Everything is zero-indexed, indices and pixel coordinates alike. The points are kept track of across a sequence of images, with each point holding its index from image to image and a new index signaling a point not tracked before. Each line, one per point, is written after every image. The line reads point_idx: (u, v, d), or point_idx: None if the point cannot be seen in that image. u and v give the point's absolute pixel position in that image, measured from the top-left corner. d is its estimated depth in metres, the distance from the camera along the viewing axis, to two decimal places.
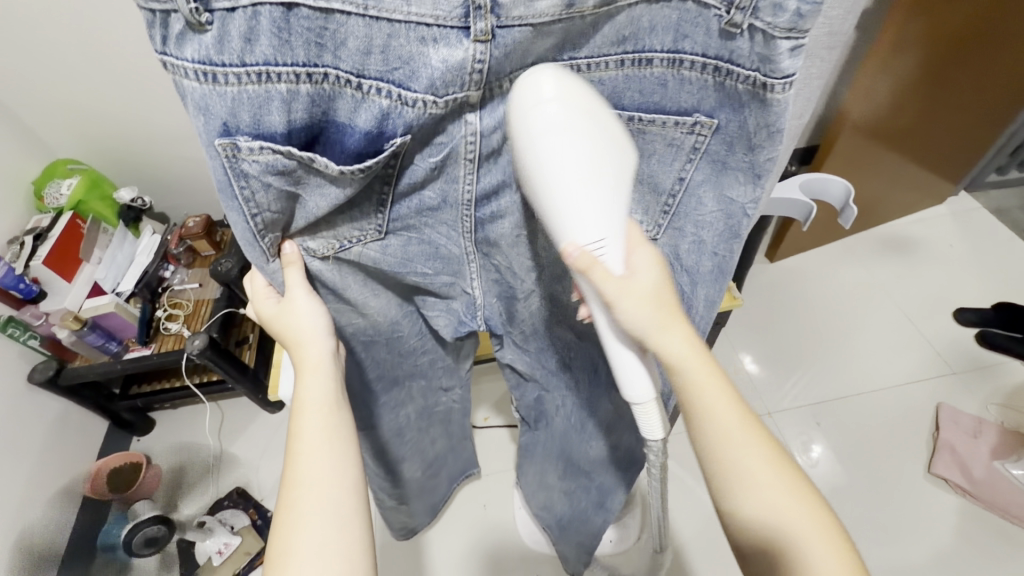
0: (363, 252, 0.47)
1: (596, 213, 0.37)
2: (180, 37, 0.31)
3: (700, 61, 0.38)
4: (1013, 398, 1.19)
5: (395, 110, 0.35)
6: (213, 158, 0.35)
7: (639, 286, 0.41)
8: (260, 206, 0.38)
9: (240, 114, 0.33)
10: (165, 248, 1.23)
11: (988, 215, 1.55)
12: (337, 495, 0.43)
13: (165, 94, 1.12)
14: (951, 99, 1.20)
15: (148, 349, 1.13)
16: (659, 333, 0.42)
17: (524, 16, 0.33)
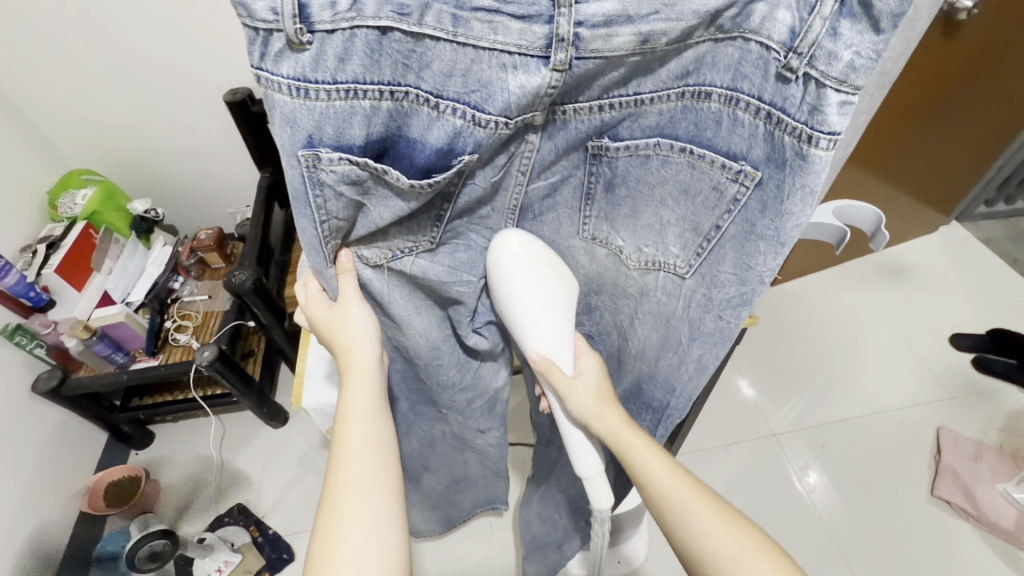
0: (413, 264, 0.50)
1: (550, 334, 0.52)
2: (278, 54, 0.34)
3: (754, 104, 0.37)
4: (1010, 422, 1.22)
5: (467, 129, 0.38)
6: (293, 168, 0.38)
7: (585, 382, 0.54)
8: (330, 213, 0.41)
9: (324, 127, 0.36)
10: (176, 260, 1.23)
11: (978, 244, 1.60)
12: (378, 502, 0.46)
13: (186, 110, 1.15)
14: (944, 133, 1.25)
15: (155, 360, 1.13)
16: (599, 419, 0.52)
17: (600, 49, 0.36)
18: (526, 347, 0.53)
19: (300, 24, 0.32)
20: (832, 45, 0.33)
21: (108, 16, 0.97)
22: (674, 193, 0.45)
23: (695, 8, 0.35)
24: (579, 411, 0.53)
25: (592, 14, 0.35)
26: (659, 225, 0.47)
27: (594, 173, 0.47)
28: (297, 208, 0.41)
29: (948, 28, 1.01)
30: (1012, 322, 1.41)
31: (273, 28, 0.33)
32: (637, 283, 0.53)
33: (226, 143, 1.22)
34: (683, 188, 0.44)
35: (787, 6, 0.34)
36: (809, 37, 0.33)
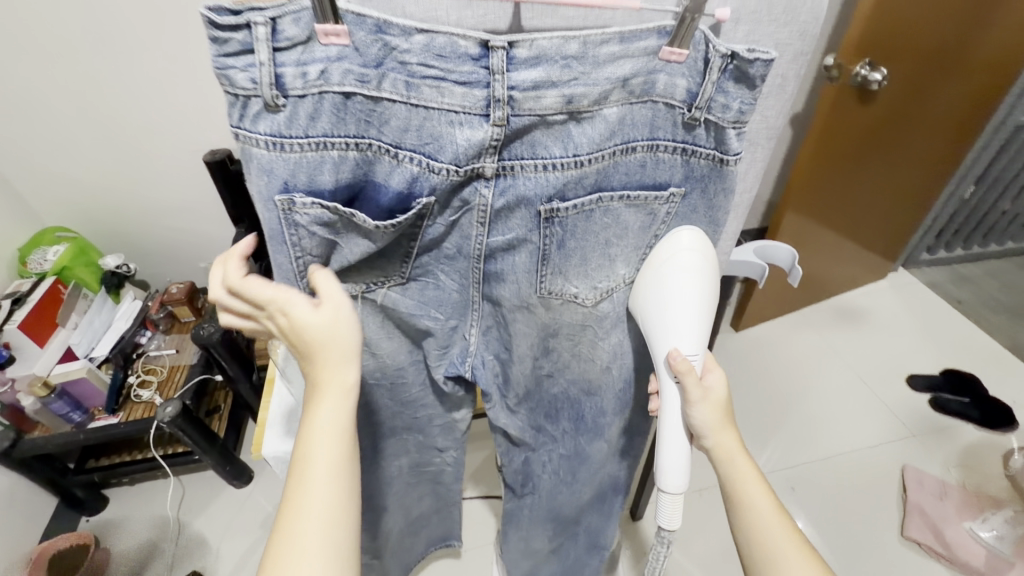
0: (385, 296, 0.52)
1: (690, 331, 0.49)
2: (255, 115, 0.38)
3: (671, 145, 0.45)
4: (970, 458, 1.25)
5: (423, 175, 0.42)
6: (270, 211, 0.42)
7: (713, 395, 0.51)
8: (304, 249, 0.45)
9: (298, 175, 0.41)
10: (145, 314, 1.24)
11: (924, 288, 1.70)
12: (339, 533, 0.41)
13: (165, 169, 1.19)
14: (874, 186, 1.37)
15: (115, 417, 1.11)
16: (717, 432, 0.51)
17: (532, 108, 0.40)
18: (666, 347, 0.50)
19: (275, 91, 0.37)
20: (724, 99, 0.42)
21: (96, 84, 1.03)
22: (617, 232, 0.49)
23: (608, 75, 0.40)
24: (699, 421, 0.51)
25: (523, 81, 0.39)
26: (607, 261, 0.50)
27: (547, 235, 0.48)
28: (275, 243, 0.45)
29: (867, 99, 1.12)
30: (961, 361, 1.48)
31: (252, 94, 0.38)
32: (591, 315, 0.55)
33: (203, 201, 1.26)
34: (624, 226, 0.48)
35: (683, 73, 0.41)
36: (706, 94, 0.42)
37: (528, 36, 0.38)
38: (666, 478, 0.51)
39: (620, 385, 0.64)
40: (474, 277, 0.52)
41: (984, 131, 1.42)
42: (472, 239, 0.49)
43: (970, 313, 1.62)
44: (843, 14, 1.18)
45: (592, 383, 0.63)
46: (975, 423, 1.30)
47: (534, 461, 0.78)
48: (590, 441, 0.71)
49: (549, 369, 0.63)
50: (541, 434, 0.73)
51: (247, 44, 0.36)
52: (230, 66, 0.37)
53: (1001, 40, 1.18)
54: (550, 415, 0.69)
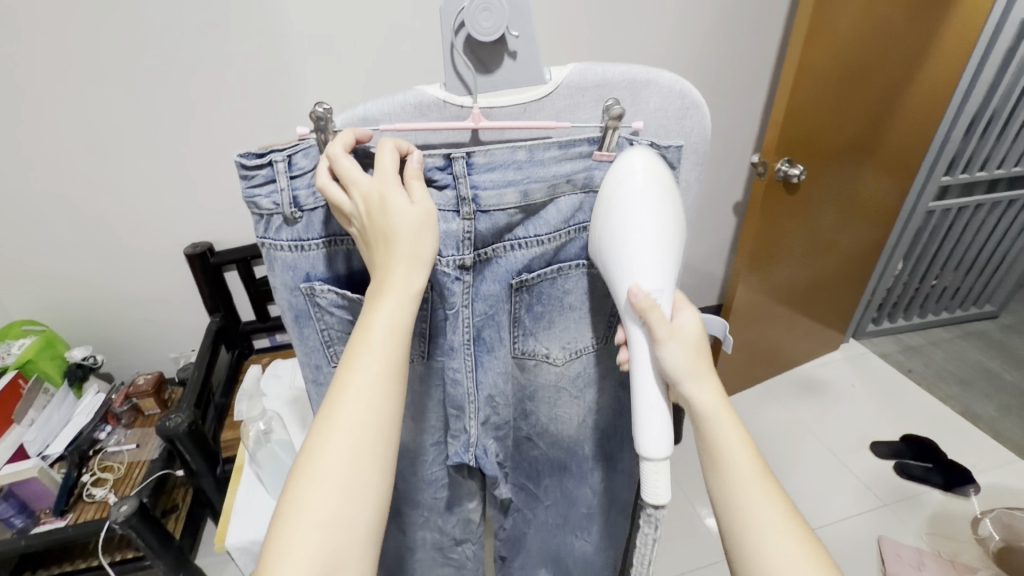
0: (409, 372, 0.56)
1: (657, 267, 0.45)
2: (276, 227, 0.46)
3: None
4: (940, 525, 1.26)
5: None
6: (295, 300, 0.49)
7: (685, 334, 0.47)
8: (328, 324, 0.50)
9: (318, 267, 0.48)
10: (108, 407, 1.20)
11: (875, 357, 1.81)
12: (364, 476, 0.38)
13: (144, 263, 1.22)
14: (812, 265, 1.51)
15: (62, 520, 1.04)
16: (695, 382, 0.47)
17: (495, 204, 0.47)
18: (625, 284, 0.46)
19: (293, 207, 0.45)
20: None
21: (83, 185, 1.08)
22: (583, 298, 0.55)
23: (554, 172, 0.48)
24: (671, 363, 0.46)
25: (485, 181, 0.47)
26: (572, 325, 0.56)
27: (517, 303, 0.53)
28: (302, 323, 0.50)
29: (791, 190, 1.28)
30: (917, 427, 1.54)
31: (273, 213, 0.45)
32: (563, 375, 0.59)
33: (180, 291, 1.28)
34: (587, 292, 0.55)
35: None
36: None
37: (483, 147, 0.46)
38: (644, 442, 0.46)
39: (597, 436, 0.67)
40: (467, 362, 0.53)
41: (905, 210, 1.60)
42: (460, 317, 0.51)
43: (920, 379, 1.71)
44: (765, 120, 1.37)
45: (569, 439, 0.66)
46: (940, 487, 1.33)
47: (520, 518, 0.73)
48: (571, 485, 0.70)
49: (527, 432, 0.65)
50: (526, 493, 0.71)
51: (269, 177, 0.44)
52: (257, 195, 0.45)
53: (899, 141, 1.38)
54: (532, 476, 0.69)
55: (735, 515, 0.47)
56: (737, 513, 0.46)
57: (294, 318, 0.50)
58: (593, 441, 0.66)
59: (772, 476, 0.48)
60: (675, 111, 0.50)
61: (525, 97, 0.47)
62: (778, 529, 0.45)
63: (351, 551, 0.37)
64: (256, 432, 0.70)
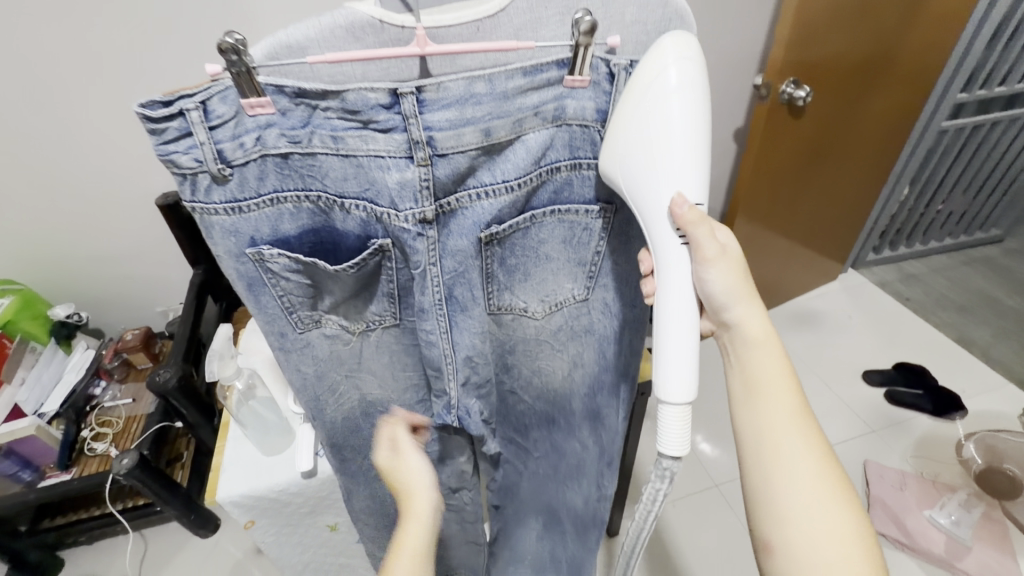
0: (384, 335, 0.54)
1: (695, 175, 0.43)
2: (206, 188, 0.41)
3: (592, 163, 0.48)
4: (926, 448, 1.30)
5: (373, 219, 0.45)
6: (243, 267, 0.45)
7: (727, 256, 0.48)
8: (285, 290, 0.47)
9: (263, 229, 0.44)
10: (99, 364, 1.19)
11: (873, 286, 1.79)
12: None
13: (115, 216, 1.16)
14: (814, 194, 1.45)
15: (68, 474, 1.07)
16: (740, 303, 0.49)
17: (453, 146, 0.42)
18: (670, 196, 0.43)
19: (220, 163, 0.40)
20: None
21: (29, 135, 0.99)
22: (559, 246, 0.52)
23: (519, 106, 0.42)
24: (715, 284, 0.47)
25: (440, 121, 0.41)
26: (550, 276, 0.53)
27: (488, 256, 0.49)
28: (257, 292, 0.47)
29: (796, 113, 1.19)
30: (910, 355, 1.55)
31: (198, 171, 0.40)
32: (543, 328, 0.57)
33: (157, 245, 1.23)
34: (565, 242, 0.51)
35: (589, 97, 0.44)
36: (614, 111, 0.44)
37: (434, 80, 0.40)
38: (668, 382, 0.45)
39: (586, 392, 0.64)
40: (441, 323, 0.50)
41: (914, 131, 1.51)
42: (428, 275, 0.47)
43: (917, 308, 1.70)
44: (775, 27, 1.24)
45: (555, 390, 0.64)
46: (928, 412, 1.36)
47: (511, 470, 0.76)
48: (560, 439, 0.71)
49: (511, 385, 0.64)
50: (514, 446, 0.73)
51: (183, 129, 0.38)
52: (172, 152, 0.39)
53: (916, 53, 1.27)
54: (519, 430, 0.71)
55: (768, 445, 0.48)
56: (769, 442, 0.48)
57: (247, 287, 0.47)
58: (582, 395, 0.64)
59: (810, 417, 0.49)
60: (656, 23, 0.43)
61: (477, 13, 0.40)
62: (812, 467, 0.47)
63: None
64: (237, 393, 0.68)
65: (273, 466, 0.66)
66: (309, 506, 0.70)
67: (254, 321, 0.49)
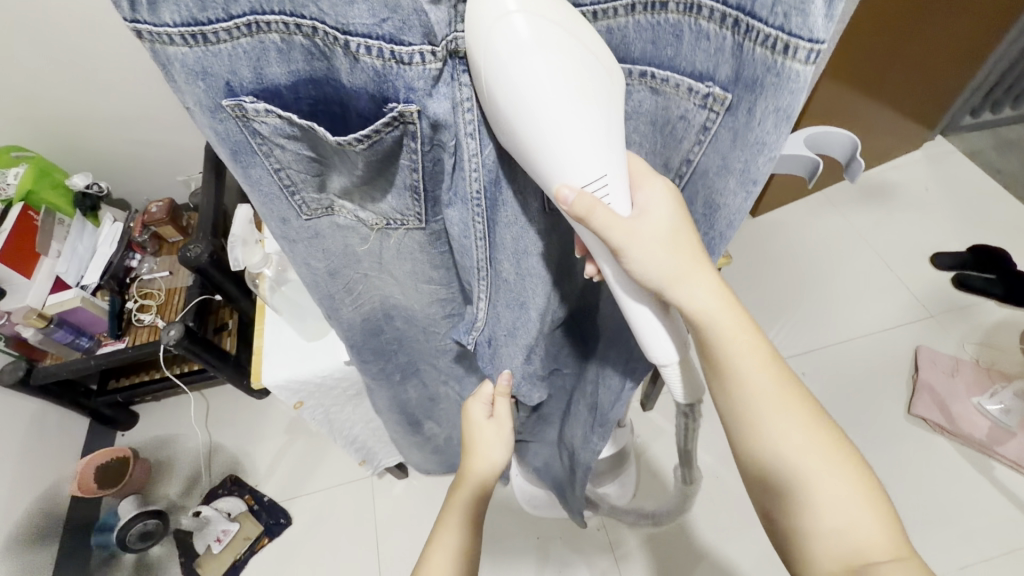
0: (406, 237, 0.46)
1: (583, 154, 0.32)
2: (153, 2, 0.30)
3: (717, 10, 0.32)
4: (989, 336, 1.23)
5: (391, 70, 0.33)
6: (224, 123, 0.36)
7: (652, 226, 0.36)
8: (281, 162, 0.39)
9: (241, 71, 0.34)
10: (130, 237, 1.17)
11: (963, 157, 1.56)
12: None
13: (111, 71, 1.04)
14: (925, 40, 1.18)
15: (122, 342, 1.10)
16: (679, 281, 0.37)
17: None
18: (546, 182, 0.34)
19: None
20: None
21: None
22: (641, 125, 0.41)
23: None
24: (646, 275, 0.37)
25: None
26: None
27: None
28: (245, 162, 0.39)
29: None
30: (992, 236, 1.39)
31: None
32: None
33: (163, 105, 1.12)
34: (651, 120, 0.40)
35: None
36: None
37: None
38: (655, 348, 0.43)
39: None
40: (477, 232, 0.40)
41: None
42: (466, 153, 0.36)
43: (1010, 182, 1.49)
44: None
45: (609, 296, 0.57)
46: (998, 299, 1.25)
47: None
48: None
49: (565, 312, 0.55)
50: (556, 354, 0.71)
51: None
52: None
53: None
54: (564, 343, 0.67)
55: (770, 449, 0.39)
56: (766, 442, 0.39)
57: (232, 154, 0.39)
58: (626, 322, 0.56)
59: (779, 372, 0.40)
60: None
61: None
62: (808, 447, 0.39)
63: None
64: (269, 280, 0.64)
65: (315, 350, 0.64)
66: (354, 388, 0.69)
67: (249, 201, 0.42)
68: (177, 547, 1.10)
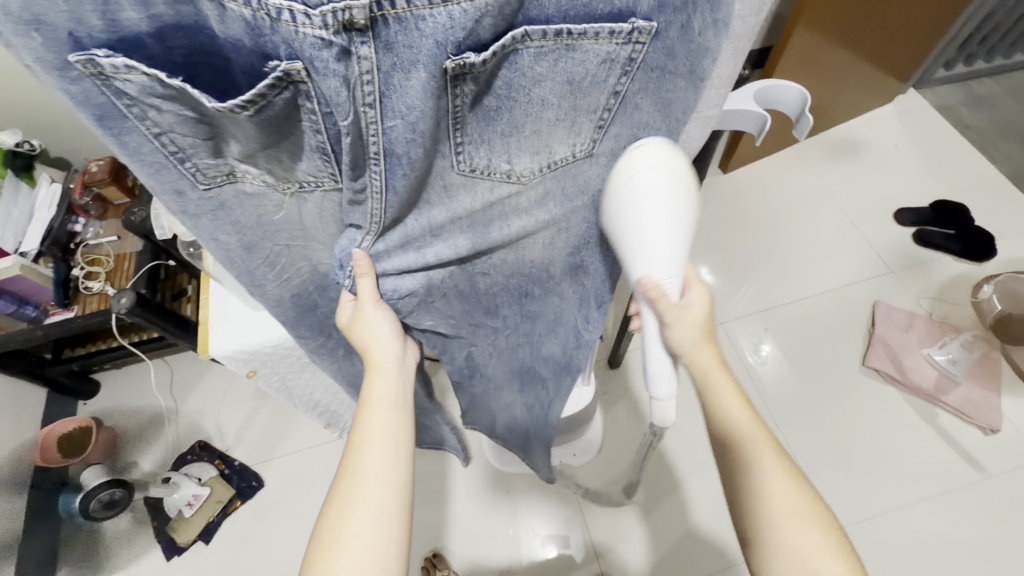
0: (324, 199, 0.43)
1: (665, 258, 0.44)
2: None
3: None
4: (945, 291, 1.26)
5: (260, 21, 0.30)
6: (76, 84, 0.31)
7: (690, 317, 0.49)
8: (162, 125, 0.34)
9: (89, 19, 0.29)
10: (70, 199, 1.10)
11: (933, 112, 1.56)
12: (382, 486, 0.47)
13: None
14: None
15: (70, 311, 1.04)
16: (694, 352, 0.50)
17: None
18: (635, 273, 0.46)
19: None
20: None
21: None
22: (557, 87, 0.38)
23: None
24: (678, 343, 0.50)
25: None
26: (543, 127, 0.40)
27: (457, 96, 0.35)
28: (117, 129, 0.34)
29: None
30: (955, 192, 1.41)
31: None
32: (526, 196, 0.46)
33: None
34: (565, 81, 0.37)
35: None
36: None
37: None
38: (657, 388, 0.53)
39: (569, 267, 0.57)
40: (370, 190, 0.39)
41: None
42: (366, 122, 0.33)
43: (976, 137, 1.50)
44: None
45: (532, 264, 0.56)
46: (954, 254, 1.29)
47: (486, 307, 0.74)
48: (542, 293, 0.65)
49: (481, 265, 0.55)
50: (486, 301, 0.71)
51: None
52: None
53: None
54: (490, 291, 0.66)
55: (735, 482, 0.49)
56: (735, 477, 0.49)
57: (98, 122, 0.33)
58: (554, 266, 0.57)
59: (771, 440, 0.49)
60: None
61: None
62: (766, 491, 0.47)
63: (388, 514, 0.46)
64: (209, 250, 0.63)
65: (259, 322, 0.62)
66: (309, 357, 0.67)
67: (130, 172, 0.36)
68: (148, 515, 1.10)
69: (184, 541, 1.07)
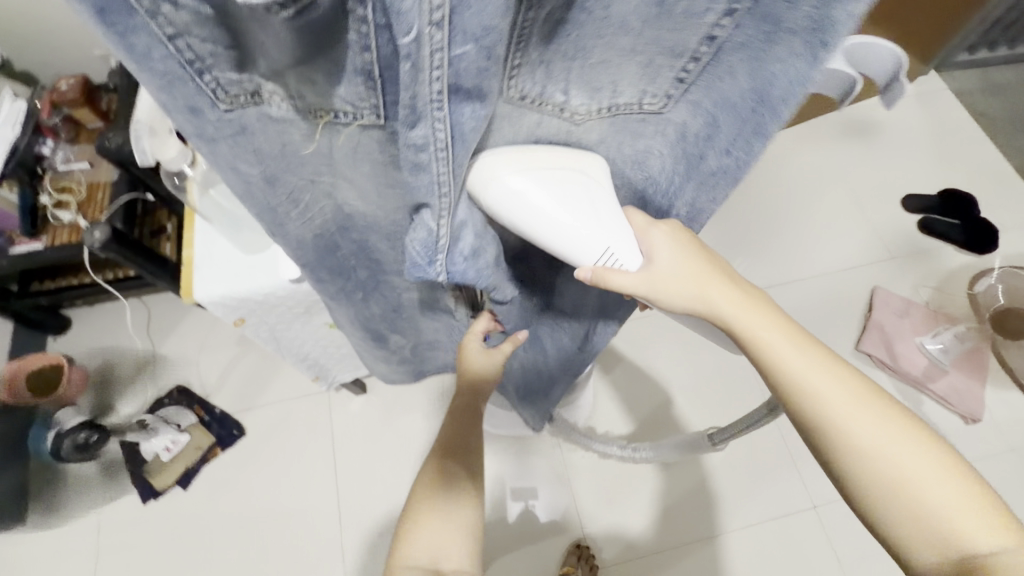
0: (363, 137, 0.33)
1: None
2: None
3: None
4: (943, 281, 1.26)
5: None
6: None
7: (661, 273, 0.40)
8: (178, 23, 0.26)
9: None
10: (36, 117, 1.00)
11: (952, 97, 1.52)
12: (456, 516, 0.55)
13: None
14: None
15: (38, 242, 0.98)
16: (705, 301, 0.41)
17: None
18: None
19: None
20: None
21: None
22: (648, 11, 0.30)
23: None
24: (681, 306, 0.41)
25: None
26: (616, 62, 0.33)
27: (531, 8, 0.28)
28: (119, 24, 0.26)
29: None
30: (964, 181, 1.39)
31: None
32: (597, 140, 0.39)
33: None
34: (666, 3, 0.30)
35: None
36: None
37: None
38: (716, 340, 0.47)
39: None
40: (439, 144, 0.29)
41: None
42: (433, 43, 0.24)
43: (991, 127, 1.47)
44: None
45: None
46: (956, 244, 1.28)
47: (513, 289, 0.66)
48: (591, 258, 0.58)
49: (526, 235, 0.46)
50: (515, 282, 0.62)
51: None
52: None
53: None
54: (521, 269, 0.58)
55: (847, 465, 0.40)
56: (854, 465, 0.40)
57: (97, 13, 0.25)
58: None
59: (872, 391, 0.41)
60: None
61: None
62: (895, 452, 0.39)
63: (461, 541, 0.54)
64: (196, 183, 0.56)
65: (250, 267, 0.57)
66: (302, 307, 0.62)
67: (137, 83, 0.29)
68: (122, 463, 1.06)
69: (161, 486, 1.05)
